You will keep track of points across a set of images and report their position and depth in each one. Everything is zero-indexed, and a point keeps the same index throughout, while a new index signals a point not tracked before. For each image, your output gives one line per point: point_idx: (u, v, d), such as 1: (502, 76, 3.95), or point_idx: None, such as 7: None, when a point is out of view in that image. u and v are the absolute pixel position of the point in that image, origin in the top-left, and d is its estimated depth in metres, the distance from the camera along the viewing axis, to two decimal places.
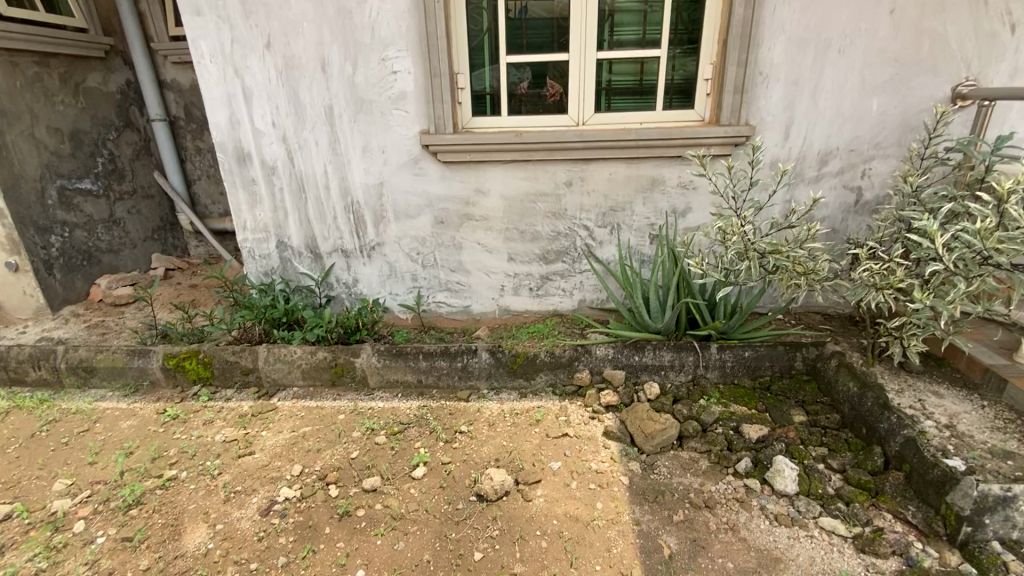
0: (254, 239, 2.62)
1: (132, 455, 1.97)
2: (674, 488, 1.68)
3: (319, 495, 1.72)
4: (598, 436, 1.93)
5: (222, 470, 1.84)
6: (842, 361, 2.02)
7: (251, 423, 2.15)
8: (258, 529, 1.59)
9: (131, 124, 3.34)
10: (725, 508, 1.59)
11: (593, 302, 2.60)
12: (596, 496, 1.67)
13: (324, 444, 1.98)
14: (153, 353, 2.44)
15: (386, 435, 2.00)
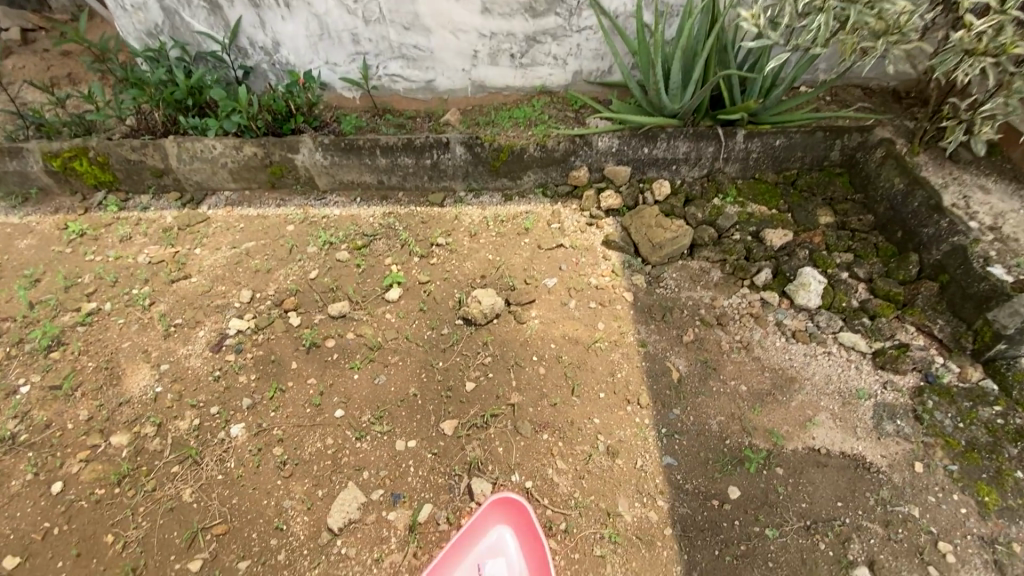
0: None
1: (39, 285, 1.62)
2: (683, 304, 1.47)
3: (277, 324, 1.46)
4: (597, 246, 1.65)
5: (155, 300, 1.54)
6: (891, 153, 1.65)
7: (180, 238, 1.77)
8: (212, 368, 1.37)
9: None
10: (739, 326, 1.42)
11: (591, 76, 2.05)
12: (598, 316, 1.45)
13: (275, 263, 1.65)
14: (27, 152, 1.87)
15: (348, 250, 1.68)
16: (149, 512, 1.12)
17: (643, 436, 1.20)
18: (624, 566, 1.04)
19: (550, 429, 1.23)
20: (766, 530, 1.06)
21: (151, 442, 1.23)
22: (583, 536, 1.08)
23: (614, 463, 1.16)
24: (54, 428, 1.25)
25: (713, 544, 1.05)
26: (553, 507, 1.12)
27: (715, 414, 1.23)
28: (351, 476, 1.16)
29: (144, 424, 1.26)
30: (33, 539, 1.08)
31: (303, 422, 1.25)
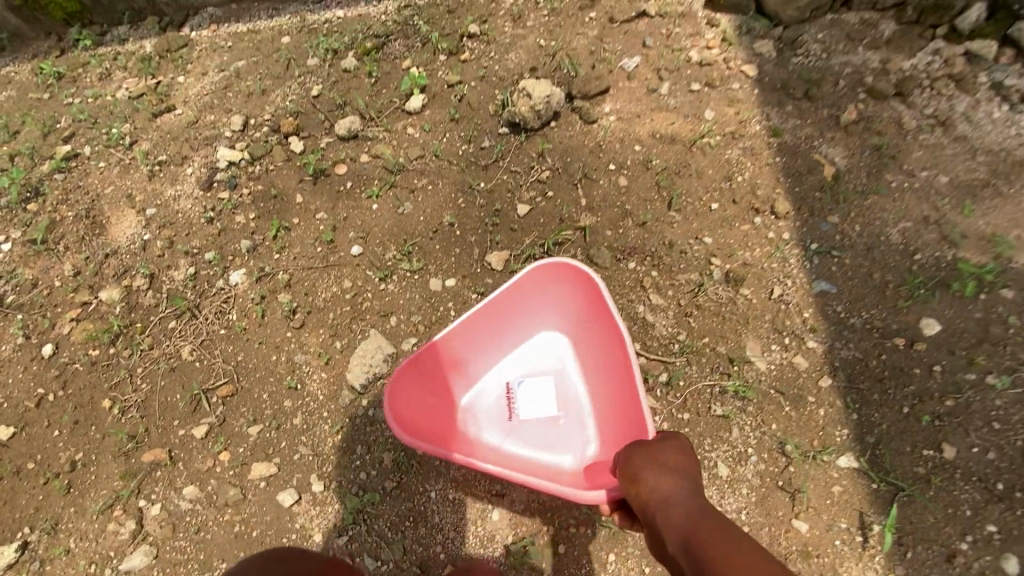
0: None
1: (19, 136, 1.39)
2: (835, 75, 0.98)
3: (277, 153, 1.14)
4: (697, 10, 1.12)
5: (138, 139, 1.26)
6: None
7: (162, 67, 1.43)
8: (205, 208, 1.10)
9: None
10: (929, 95, 0.93)
11: None
12: (702, 103, 0.99)
13: (270, 82, 1.29)
14: None
15: (355, 57, 1.27)
16: (149, 373, 0.93)
17: (780, 258, 0.83)
18: (758, 428, 0.76)
19: (640, 256, 0.87)
20: (989, 378, 0.72)
21: (145, 296, 1.02)
22: (694, 392, 0.79)
23: (735, 296, 0.82)
24: (41, 287, 1.07)
25: (898, 400, 0.74)
26: (645, 353, 0.82)
27: (895, 219, 0.82)
28: (375, 324, 0.91)
29: (136, 276, 1.04)
30: (29, 407, 0.93)
31: (313, 264, 0.97)
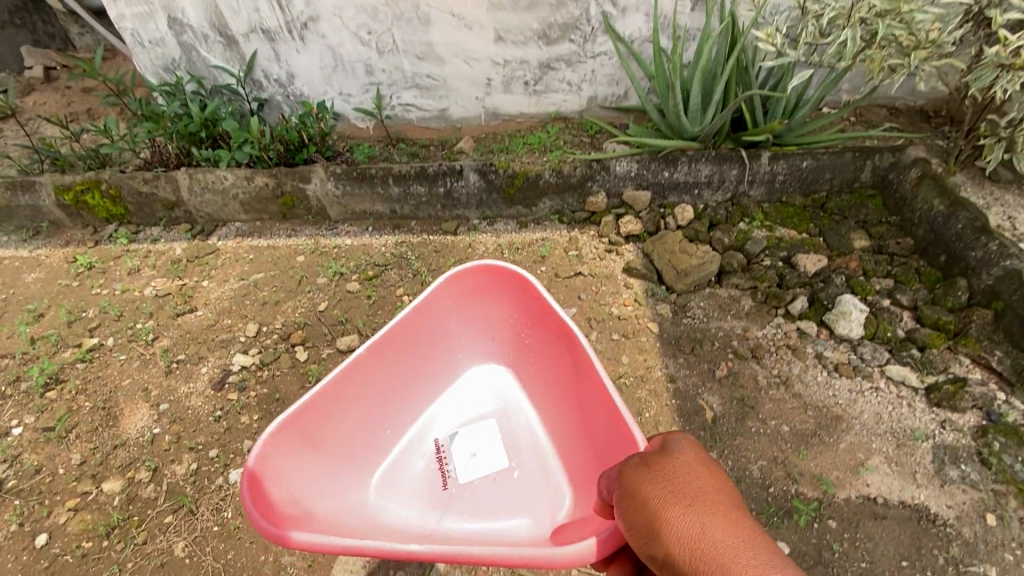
0: (133, 14, 1.95)
1: (41, 320, 1.58)
2: (713, 336, 1.39)
3: (283, 360, 1.40)
4: (619, 274, 1.59)
5: (158, 334, 1.48)
6: (926, 173, 1.56)
7: (188, 271, 1.72)
8: (213, 407, 1.30)
9: None
10: (776, 359, 1.33)
11: (607, 101, 2.11)
12: (621, 349, 1.39)
13: (284, 294, 1.59)
14: (41, 185, 1.88)
15: (358, 281, 1.62)
16: (138, 568, 1.07)
17: None
18: None
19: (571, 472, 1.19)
20: None
21: (145, 488, 1.17)
22: None
23: None
24: (44, 474, 1.20)
25: None
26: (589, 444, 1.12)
27: (757, 458, 1.17)
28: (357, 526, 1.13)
29: (140, 469, 1.19)
30: None
31: None
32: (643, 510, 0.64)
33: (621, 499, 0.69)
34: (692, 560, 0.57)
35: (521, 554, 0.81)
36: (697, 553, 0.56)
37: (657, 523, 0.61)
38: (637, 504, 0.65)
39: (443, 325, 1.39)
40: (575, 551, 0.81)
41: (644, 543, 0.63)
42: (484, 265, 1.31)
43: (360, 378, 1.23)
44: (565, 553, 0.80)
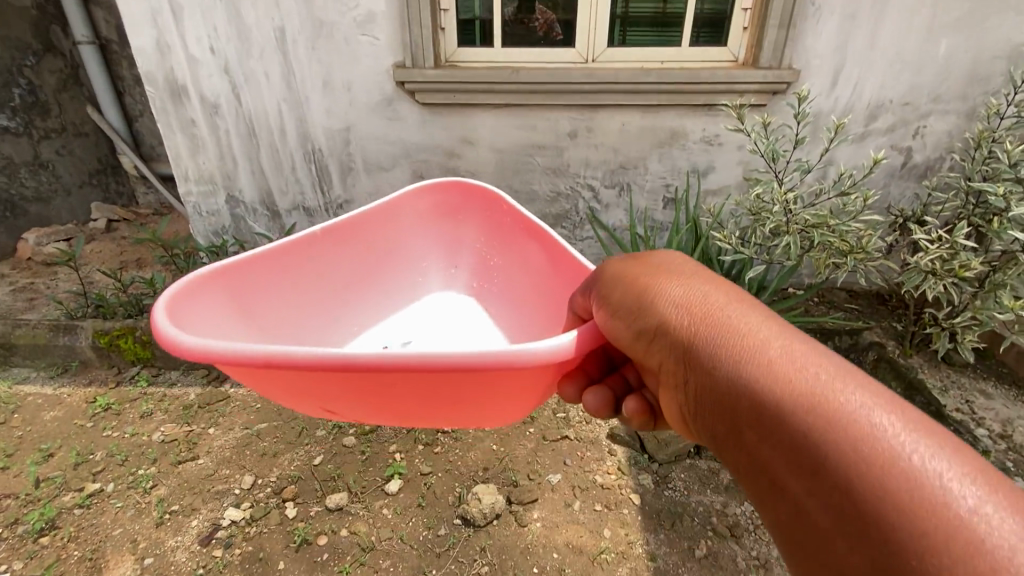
0: (199, 191, 2.34)
1: (49, 461, 1.67)
2: (693, 511, 1.44)
3: (272, 516, 1.45)
4: (603, 440, 1.67)
5: (157, 482, 1.56)
6: (881, 356, 1.74)
7: (197, 417, 1.82)
8: (196, 564, 1.34)
9: (53, 48, 3.21)
10: (755, 538, 1.38)
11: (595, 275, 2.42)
12: (603, 520, 1.42)
13: (283, 446, 1.68)
14: (81, 328, 2.08)
15: (355, 435, 1.71)
16: None
17: None
18: None
19: None
20: None
21: None
22: None
23: None
24: None
25: None
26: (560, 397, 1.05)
27: None
28: None
29: None
30: None
31: None
32: (636, 294, 0.79)
33: (607, 296, 0.83)
34: (690, 315, 0.73)
35: (468, 357, 0.72)
36: (704, 315, 0.71)
37: (651, 304, 0.76)
38: (622, 293, 0.80)
39: (405, 234, 1.60)
40: (530, 351, 0.75)
41: (633, 320, 0.78)
42: (457, 183, 1.55)
43: (318, 252, 1.38)
44: (521, 351, 0.74)
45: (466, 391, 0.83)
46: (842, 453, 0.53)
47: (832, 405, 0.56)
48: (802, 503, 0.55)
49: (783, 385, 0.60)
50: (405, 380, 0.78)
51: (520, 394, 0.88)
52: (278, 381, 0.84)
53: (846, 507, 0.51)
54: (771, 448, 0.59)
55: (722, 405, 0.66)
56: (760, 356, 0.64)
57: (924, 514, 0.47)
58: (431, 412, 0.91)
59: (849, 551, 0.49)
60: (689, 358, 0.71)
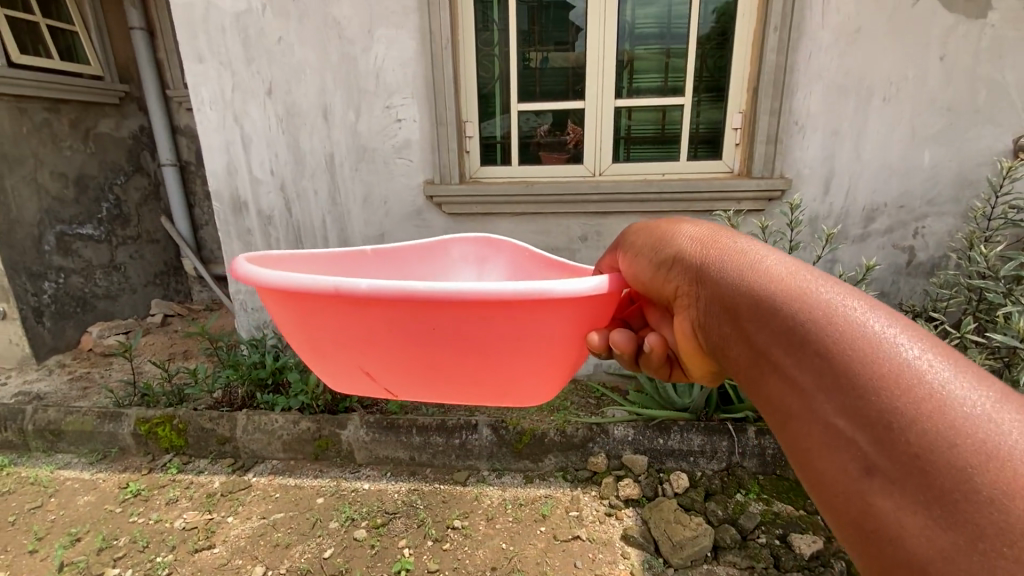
0: (246, 290, 2.60)
1: (76, 545, 1.73)
2: None
3: None
4: (616, 541, 1.63)
5: (172, 571, 1.59)
6: None
7: (219, 505, 1.88)
8: None
9: (141, 169, 3.77)
10: None
11: (612, 368, 2.46)
12: None
13: (296, 536, 1.71)
14: (125, 416, 2.23)
15: (366, 528, 1.73)
16: None
17: None
18: None
19: None
20: None
21: None
22: None
23: None
24: None
25: None
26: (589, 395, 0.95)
27: None
28: None
29: None
30: None
31: None
32: (653, 236, 0.76)
33: (627, 244, 0.82)
34: (699, 246, 0.68)
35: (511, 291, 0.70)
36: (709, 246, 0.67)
37: (662, 238, 0.75)
38: (640, 236, 0.79)
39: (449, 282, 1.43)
40: (571, 290, 0.73)
41: (648, 254, 0.76)
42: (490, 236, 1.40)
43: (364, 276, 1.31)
44: (562, 290, 0.72)
45: (504, 345, 0.79)
46: (824, 325, 0.49)
47: (818, 291, 0.53)
48: (790, 382, 0.51)
49: (773, 276, 0.57)
50: (445, 320, 0.74)
51: (557, 357, 0.84)
52: (321, 330, 0.82)
53: (827, 374, 0.48)
54: (763, 334, 0.55)
55: (721, 312, 0.63)
56: (754, 258, 0.61)
57: (897, 368, 0.44)
58: (465, 383, 0.85)
59: (830, 417, 0.46)
60: (691, 275, 0.68)
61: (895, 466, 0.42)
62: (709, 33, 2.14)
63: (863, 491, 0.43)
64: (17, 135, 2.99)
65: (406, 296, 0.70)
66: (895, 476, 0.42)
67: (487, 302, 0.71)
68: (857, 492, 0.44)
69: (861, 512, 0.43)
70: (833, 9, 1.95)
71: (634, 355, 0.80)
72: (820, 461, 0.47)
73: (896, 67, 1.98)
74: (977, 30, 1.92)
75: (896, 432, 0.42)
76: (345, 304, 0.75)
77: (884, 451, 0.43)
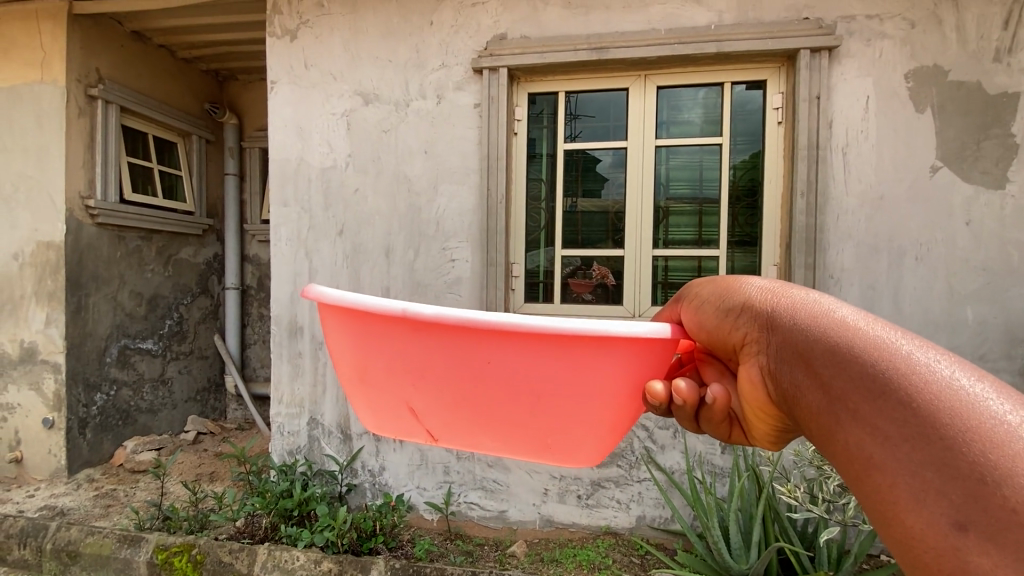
0: (286, 413, 2.64)
1: None
2: None
3: None
4: None
5: None
6: None
7: None
8: None
9: (207, 291, 4.09)
10: None
11: (655, 521, 2.28)
12: None
13: None
14: (145, 541, 2.15)
15: None
16: None
17: None
18: None
19: None
20: None
21: None
22: None
23: None
24: None
25: None
26: None
27: None
28: None
29: None
30: None
31: None
32: (714, 285, 0.75)
33: (683, 292, 0.80)
34: (765, 298, 0.69)
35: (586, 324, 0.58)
36: (774, 300, 0.68)
37: (723, 285, 0.74)
38: (699, 284, 0.78)
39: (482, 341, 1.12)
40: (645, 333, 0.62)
41: (710, 301, 0.74)
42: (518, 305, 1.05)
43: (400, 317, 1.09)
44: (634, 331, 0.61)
45: (571, 400, 0.64)
46: (914, 378, 0.51)
47: (899, 344, 0.54)
48: (873, 431, 0.52)
49: (852, 326, 0.58)
50: (508, 358, 0.61)
51: (621, 419, 0.69)
52: (362, 367, 0.69)
53: (919, 427, 0.49)
54: (846, 381, 0.55)
55: (792, 359, 0.62)
56: (828, 310, 0.62)
57: (987, 428, 0.48)
58: (513, 448, 0.69)
59: (921, 470, 0.49)
60: (760, 322, 0.67)
61: (988, 522, 0.45)
62: (738, 194, 2.35)
63: (959, 546, 0.46)
64: (113, 259, 3.33)
65: (467, 324, 0.59)
66: (989, 531, 0.45)
67: (557, 338, 0.59)
68: (951, 546, 0.46)
69: (958, 566, 0.46)
70: (855, 179, 2.14)
71: (691, 408, 0.73)
72: (908, 515, 0.48)
73: (925, 229, 2.10)
74: (999, 199, 2.05)
75: (991, 488, 0.46)
76: (398, 331, 0.64)
77: (979, 506, 0.46)
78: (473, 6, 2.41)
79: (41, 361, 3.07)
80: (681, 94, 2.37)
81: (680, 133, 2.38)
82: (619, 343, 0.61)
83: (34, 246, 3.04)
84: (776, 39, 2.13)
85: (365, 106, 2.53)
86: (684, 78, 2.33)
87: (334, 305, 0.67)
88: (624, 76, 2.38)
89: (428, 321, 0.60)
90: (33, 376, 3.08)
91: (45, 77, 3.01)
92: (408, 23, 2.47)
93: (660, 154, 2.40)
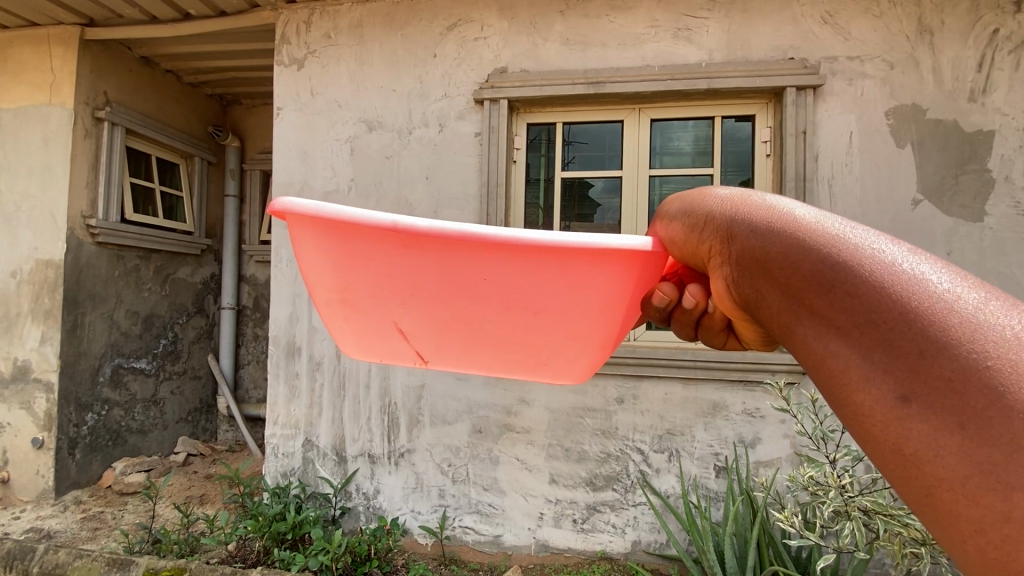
0: (282, 434, 2.63)
1: None
2: None
3: None
4: None
5: None
6: None
7: None
8: None
9: (202, 311, 4.10)
10: None
11: (651, 546, 2.29)
12: None
13: None
14: (134, 564, 2.10)
15: None
16: None
17: None
18: None
19: None
20: None
21: None
22: None
23: None
24: None
25: None
26: None
27: None
28: None
29: None
30: None
31: None
32: (680, 204, 0.71)
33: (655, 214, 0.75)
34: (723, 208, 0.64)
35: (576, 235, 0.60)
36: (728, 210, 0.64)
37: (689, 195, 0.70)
38: (668, 206, 0.73)
39: None
40: (632, 245, 0.64)
41: (680, 216, 0.69)
42: None
43: None
44: (623, 243, 0.63)
45: (556, 314, 0.67)
46: (863, 265, 0.49)
47: (850, 236, 0.51)
48: (824, 321, 0.49)
49: (804, 222, 0.54)
50: (498, 271, 0.63)
51: (608, 339, 0.72)
52: (345, 286, 0.68)
53: (868, 312, 0.47)
54: (799, 278, 0.52)
55: (748, 265, 0.59)
56: (780, 212, 0.58)
57: (935, 307, 0.45)
58: (500, 363, 0.72)
59: (867, 351, 0.46)
60: (720, 231, 0.62)
61: (929, 394, 0.43)
62: None
63: (901, 418, 0.44)
64: (111, 278, 3.34)
65: (461, 237, 0.60)
66: (932, 402, 0.43)
67: (547, 250, 0.61)
68: (896, 419, 0.44)
69: (903, 437, 0.44)
70: (840, 210, 2.23)
71: (695, 314, 0.74)
72: (858, 395, 0.46)
73: None
74: (978, 231, 2.14)
75: (930, 361, 0.44)
76: (386, 246, 0.63)
77: (924, 378, 0.44)
78: (475, 41, 2.51)
79: (34, 379, 3.05)
80: (673, 126, 2.48)
81: (673, 163, 2.47)
82: (606, 257, 0.63)
83: (32, 264, 3.06)
84: (763, 77, 2.24)
85: (369, 132, 2.61)
86: (676, 112, 2.44)
87: (308, 219, 0.64)
88: (619, 109, 2.48)
89: (421, 234, 0.60)
90: (24, 395, 3.05)
91: (53, 99, 3.07)
92: (412, 55, 2.57)
93: (653, 183, 2.48)
